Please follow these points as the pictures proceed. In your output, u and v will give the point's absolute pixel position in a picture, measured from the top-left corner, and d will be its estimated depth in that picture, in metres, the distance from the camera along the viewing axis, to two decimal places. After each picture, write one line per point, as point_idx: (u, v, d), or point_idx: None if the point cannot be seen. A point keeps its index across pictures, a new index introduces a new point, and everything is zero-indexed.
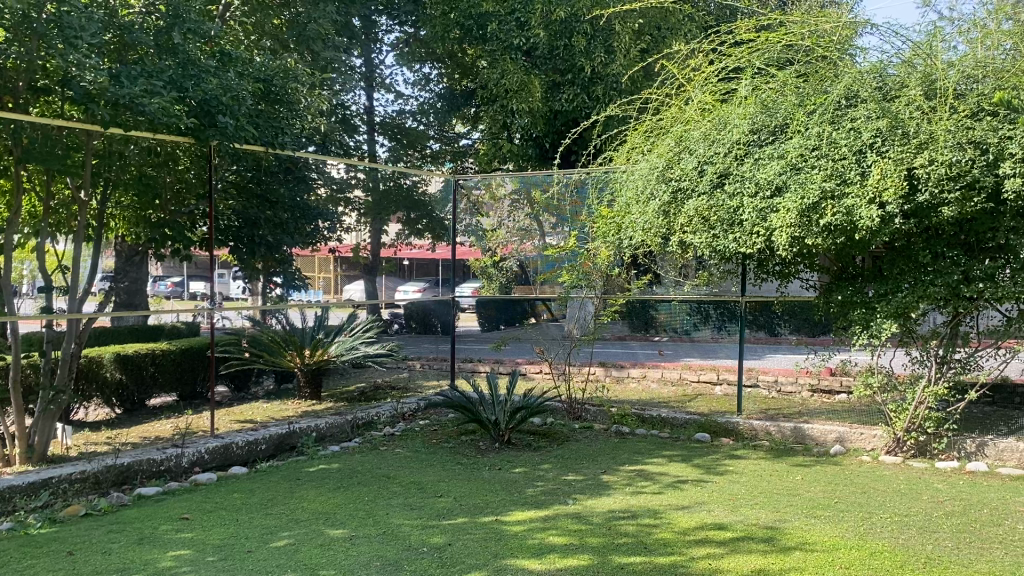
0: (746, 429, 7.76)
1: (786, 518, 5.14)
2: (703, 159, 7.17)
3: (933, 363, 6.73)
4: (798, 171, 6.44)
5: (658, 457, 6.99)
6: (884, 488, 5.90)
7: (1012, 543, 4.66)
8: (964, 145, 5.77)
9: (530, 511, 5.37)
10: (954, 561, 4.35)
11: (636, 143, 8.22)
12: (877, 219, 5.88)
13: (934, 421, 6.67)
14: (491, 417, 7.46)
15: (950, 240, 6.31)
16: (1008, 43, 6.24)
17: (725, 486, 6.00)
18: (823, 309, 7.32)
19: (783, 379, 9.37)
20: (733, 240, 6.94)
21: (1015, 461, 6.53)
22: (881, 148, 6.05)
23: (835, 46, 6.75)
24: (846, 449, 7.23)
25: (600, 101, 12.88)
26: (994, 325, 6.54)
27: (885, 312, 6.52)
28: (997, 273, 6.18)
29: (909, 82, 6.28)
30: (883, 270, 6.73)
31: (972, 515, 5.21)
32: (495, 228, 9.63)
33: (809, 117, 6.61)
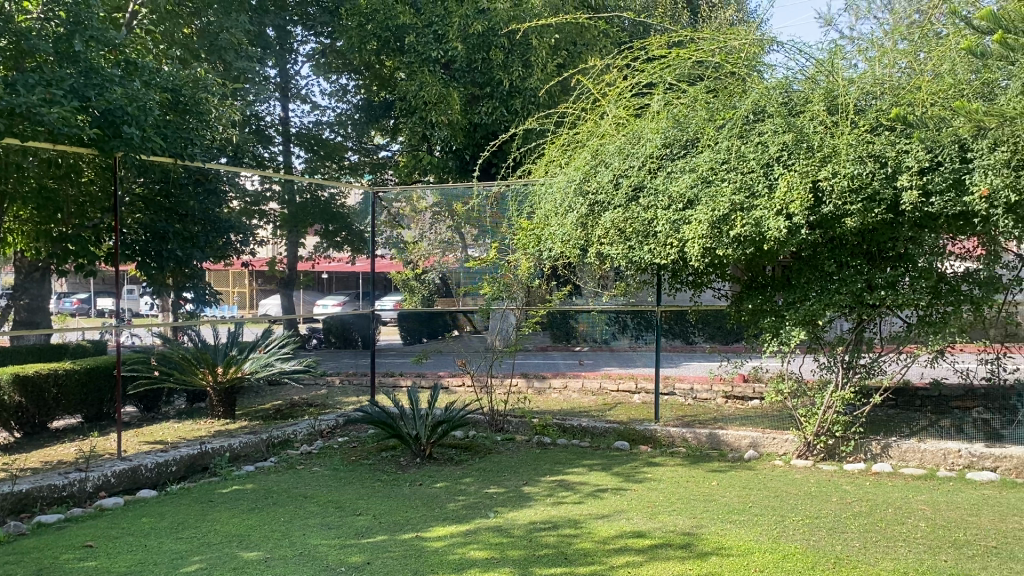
0: (663, 436, 7.86)
1: (702, 524, 5.23)
2: (619, 172, 7.28)
3: (839, 368, 7.03)
4: (709, 184, 6.61)
5: (578, 466, 7.03)
6: (795, 491, 6.07)
7: (914, 540, 4.86)
8: (865, 159, 6.01)
9: (450, 526, 5.33)
10: (862, 560, 4.50)
11: (554, 156, 8.28)
12: (784, 230, 6.09)
13: (842, 424, 6.93)
14: (411, 432, 7.36)
15: (853, 249, 6.56)
16: (903, 62, 6.53)
17: (644, 494, 6.07)
18: (735, 318, 7.53)
19: (698, 387, 9.50)
20: (648, 251, 7.07)
21: (917, 461, 6.82)
22: (787, 161, 6.28)
23: (744, 62, 6.94)
24: (759, 454, 7.40)
25: (518, 114, 12.98)
26: (896, 330, 6.78)
27: (794, 319, 6.78)
28: (897, 282, 6.47)
29: (813, 97, 6.50)
30: (792, 279, 6.95)
31: (878, 514, 5.41)
32: (416, 240, 9.52)
33: (718, 132, 6.81)
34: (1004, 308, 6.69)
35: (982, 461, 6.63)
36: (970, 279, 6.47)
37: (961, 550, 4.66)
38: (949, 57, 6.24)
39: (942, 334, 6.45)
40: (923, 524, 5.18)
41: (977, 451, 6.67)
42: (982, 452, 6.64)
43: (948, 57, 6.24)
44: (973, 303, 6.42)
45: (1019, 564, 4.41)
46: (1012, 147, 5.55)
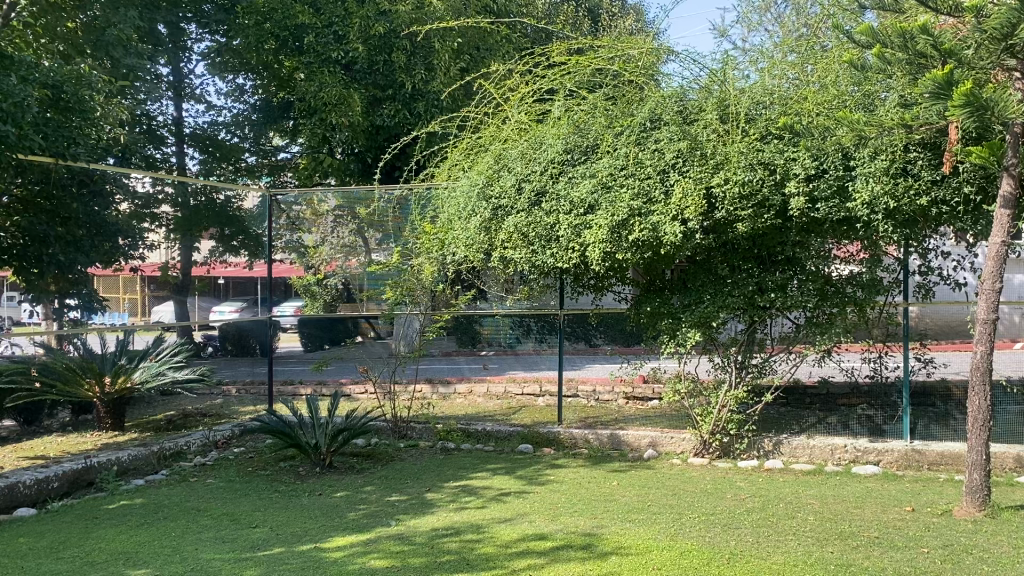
0: (566, 438, 7.93)
1: (603, 524, 5.30)
2: (521, 177, 7.30)
3: (733, 368, 7.21)
4: (608, 190, 6.72)
5: (482, 471, 7.02)
6: (692, 489, 6.22)
7: (804, 533, 5.04)
8: (755, 166, 6.24)
9: (351, 535, 5.23)
10: (755, 554, 4.63)
11: (457, 159, 8.22)
12: (680, 235, 6.26)
13: (735, 422, 7.16)
14: (310, 441, 7.20)
15: (744, 253, 6.80)
16: (792, 73, 6.72)
17: (546, 496, 6.11)
18: (634, 320, 7.65)
19: (600, 389, 9.62)
20: (551, 255, 7.11)
21: (806, 457, 7.10)
22: (682, 168, 6.47)
23: (641, 70, 7.07)
24: (658, 453, 7.56)
25: (421, 117, 12.95)
26: (786, 331, 7.04)
27: (690, 321, 6.95)
28: (787, 284, 6.74)
29: (706, 106, 6.70)
30: (687, 283, 7.16)
31: (770, 509, 5.60)
32: (318, 245, 9.29)
33: (617, 139, 6.97)
34: (887, 309, 6.96)
35: (866, 456, 6.96)
36: (854, 282, 6.77)
37: (846, 541, 4.86)
38: (833, 69, 6.52)
39: (829, 334, 6.71)
40: (812, 518, 5.38)
41: (861, 446, 6.98)
42: (866, 447, 6.96)
43: (833, 69, 6.52)
44: (857, 304, 6.74)
45: (899, 552, 4.63)
46: (891, 155, 5.95)
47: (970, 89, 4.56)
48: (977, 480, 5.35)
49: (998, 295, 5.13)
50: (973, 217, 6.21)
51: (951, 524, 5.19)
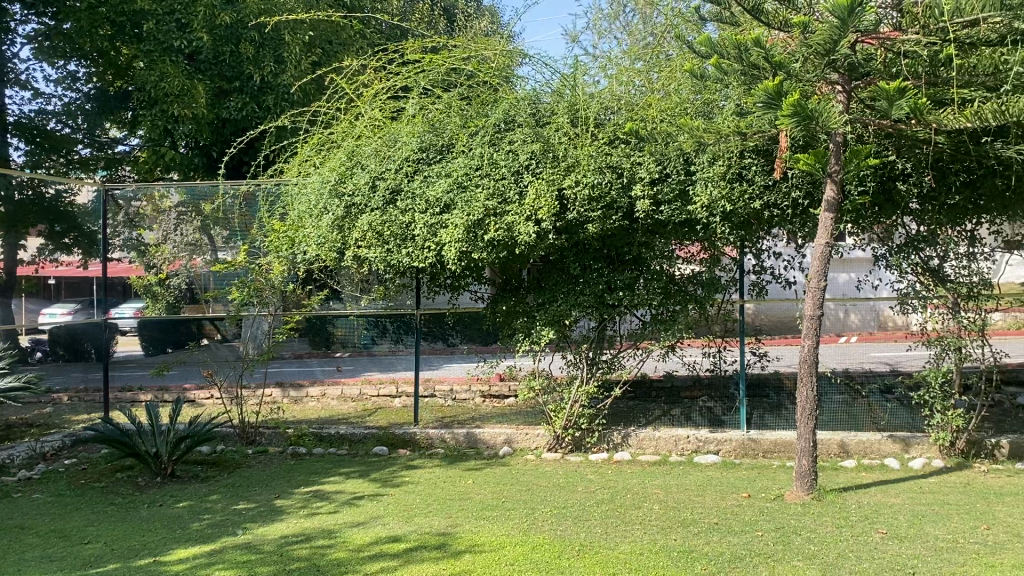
0: (422, 438, 7.88)
1: (457, 523, 5.30)
2: (375, 175, 7.19)
3: (584, 365, 7.39)
4: (463, 189, 6.74)
5: (334, 475, 6.87)
6: (545, 484, 6.34)
7: (649, 522, 5.25)
8: (604, 169, 6.47)
9: (193, 547, 4.99)
10: (604, 545, 4.78)
11: (307, 155, 7.96)
12: (533, 235, 6.38)
13: (586, 417, 7.38)
14: (150, 449, 6.82)
15: (595, 253, 7.06)
16: (638, 80, 6.97)
17: (401, 498, 6.05)
18: (490, 319, 7.72)
19: (457, 388, 9.51)
20: (406, 254, 7.03)
21: (653, 449, 7.36)
22: (535, 169, 6.61)
23: (495, 72, 7.16)
24: (513, 450, 7.64)
25: (271, 111, 12.59)
26: (634, 328, 7.24)
27: (544, 319, 7.16)
28: (634, 283, 7.04)
29: (558, 109, 6.89)
30: (542, 282, 7.34)
31: (618, 500, 5.78)
32: (160, 243, 8.82)
33: (471, 139, 7.03)
34: (724, 307, 7.37)
35: (707, 445, 7.28)
36: (695, 280, 7.11)
37: (689, 528, 5.09)
38: (676, 77, 6.80)
39: (672, 331, 7.01)
40: (657, 507, 5.60)
41: (703, 436, 7.30)
42: (707, 437, 7.29)
43: (675, 77, 6.80)
44: (697, 302, 7.09)
45: (736, 537, 4.89)
46: (728, 161, 6.29)
47: (798, 100, 4.87)
48: (805, 465, 5.74)
49: (823, 292, 5.51)
50: (801, 219, 6.67)
51: (782, 508, 5.54)
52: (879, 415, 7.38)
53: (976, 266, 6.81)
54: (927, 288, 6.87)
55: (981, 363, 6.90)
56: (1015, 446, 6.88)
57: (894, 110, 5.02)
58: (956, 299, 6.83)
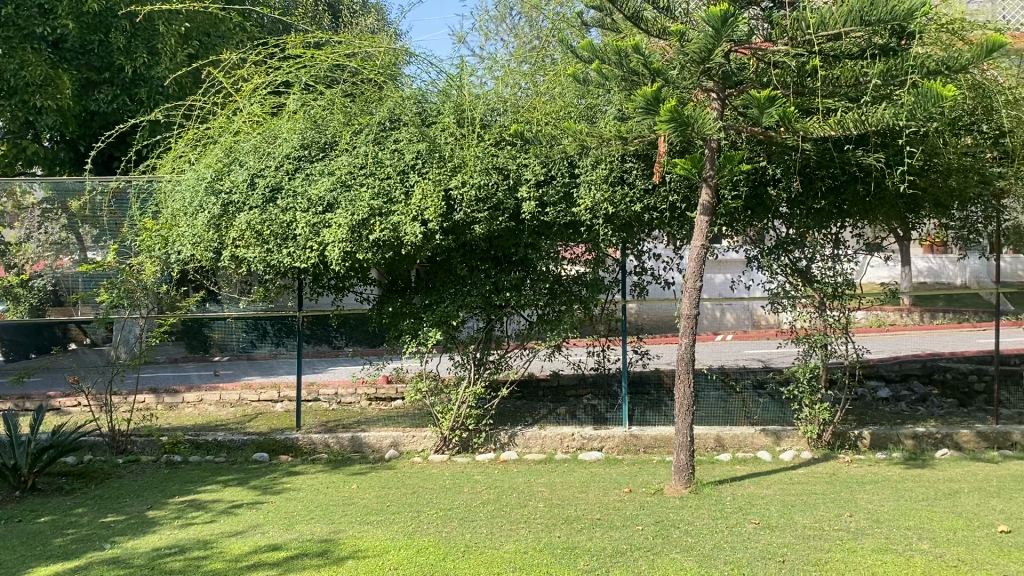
0: (305, 443, 7.69)
1: (340, 528, 5.21)
2: (255, 172, 6.97)
3: (472, 365, 7.40)
4: (347, 188, 6.63)
5: (212, 483, 6.63)
6: (431, 486, 6.30)
7: (534, 520, 5.29)
8: (490, 170, 6.49)
9: (55, 564, 4.71)
10: (489, 545, 4.79)
11: (181, 150, 7.65)
12: (420, 235, 6.34)
13: (474, 417, 7.38)
14: (8, 463, 6.38)
15: (482, 254, 7.08)
16: (524, 83, 7.05)
17: (281, 505, 5.88)
18: (375, 321, 7.60)
19: (343, 392, 9.41)
20: (287, 254, 6.84)
21: (539, 447, 7.43)
22: (422, 170, 6.57)
23: (380, 69, 7.04)
24: (399, 452, 7.55)
25: (144, 105, 12.12)
26: (521, 328, 7.33)
27: (431, 320, 7.10)
28: (520, 284, 7.10)
29: (444, 109, 6.87)
30: (428, 283, 7.31)
31: (503, 500, 5.81)
32: (22, 241, 8.37)
33: (355, 137, 6.92)
34: (607, 307, 7.43)
35: (591, 442, 7.41)
36: (580, 281, 7.21)
37: (572, 525, 5.17)
38: (560, 81, 6.90)
39: (558, 331, 7.15)
40: (542, 505, 5.66)
41: (587, 434, 7.42)
42: (591, 434, 7.42)
43: (560, 80, 6.91)
44: (581, 302, 7.21)
45: (618, 532, 5.00)
46: (610, 165, 6.45)
47: (675, 106, 5.01)
48: (684, 460, 5.93)
49: (700, 292, 5.70)
50: (679, 222, 6.91)
51: (662, 502, 5.70)
52: (752, 411, 7.70)
53: (840, 267, 7.17)
54: (796, 288, 7.23)
55: (844, 359, 7.28)
56: (875, 437, 7.31)
57: (765, 117, 5.22)
58: (823, 298, 7.21)
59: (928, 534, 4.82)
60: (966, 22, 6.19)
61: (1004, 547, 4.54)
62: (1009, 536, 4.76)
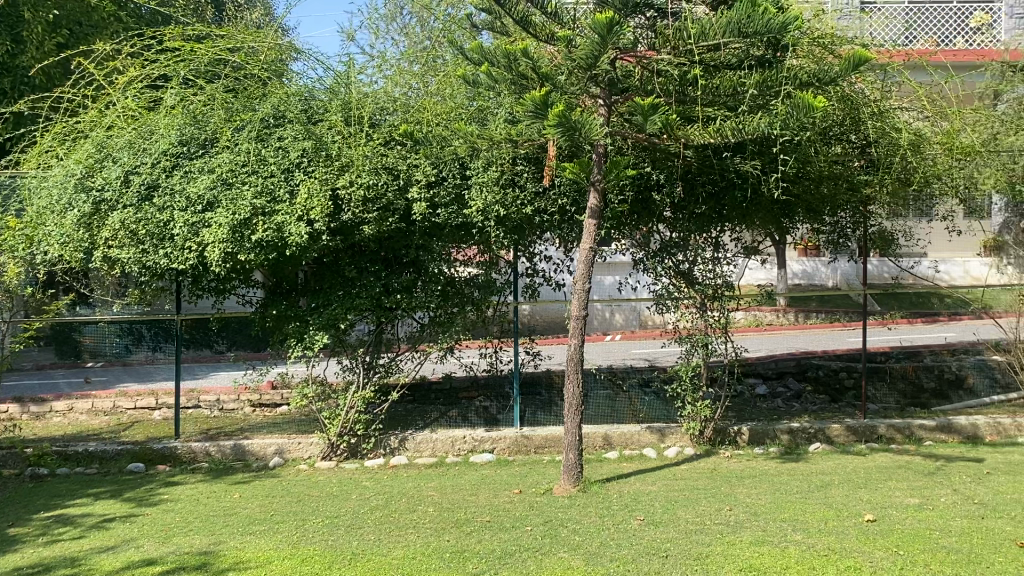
0: (184, 453, 7.39)
1: (221, 540, 5.02)
2: (129, 168, 6.66)
3: (361, 369, 7.26)
4: (229, 187, 6.41)
5: (81, 497, 6.28)
6: (317, 494, 6.16)
7: (423, 525, 5.25)
8: (379, 170, 6.39)
9: None
10: (376, 552, 4.72)
11: (48, 144, 7.22)
12: (305, 236, 6.19)
13: (362, 423, 7.24)
14: None
15: (371, 256, 6.98)
16: (414, 83, 7.00)
17: (157, 518, 5.62)
18: (259, 324, 7.35)
19: (224, 397, 9.00)
20: (164, 255, 6.57)
21: (430, 451, 7.34)
22: (307, 168, 6.42)
23: (264, 65, 6.92)
24: (285, 460, 7.34)
25: (7, 96, 11.44)
26: (412, 331, 7.25)
27: (317, 324, 6.94)
28: (410, 287, 7.03)
29: (331, 107, 6.72)
30: (315, 285, 7.16)
31: (392, 506, 5.73)
32: None
33: (237, 133, 6.69)
34: (500, 308, 7.34)
35: (482, 444, 7.36)
36: (471, 283, 7.21)
37: (461, 528, 5.15)
38: (451, 82, 6.88)
39: (449, 333, 7.12)
40: (431, 509, 5.62)
41: (478, 436, 7.38)
42: (482, 436, 7.37)
43: (450, 82, 6.88)
44: (473, 304, 7.22)
45: (507, 534, 5.01)
46: (501, 167, 6.47)
47: (562, 110, 5.06)
48: (572, 459, 6.00)
49: (588, 294, 5.78)
50: (569, 226, 7.02)
51: (551, 502, 5.75)
52: (638, 408, 7.90)
53: (720, 269, 7.41)
54: (679, 289, 7.40)
55: (724, 357, 7.54)
56: (754, 433, 7.61)
57: (649, 124, 5.35)
58: (704, 299, 7.42)
59: (801, 525, 5.05)
60: (837, 37, 6.51)
61: (870, 534, 4.80)
62: (873, 524, 5.03)
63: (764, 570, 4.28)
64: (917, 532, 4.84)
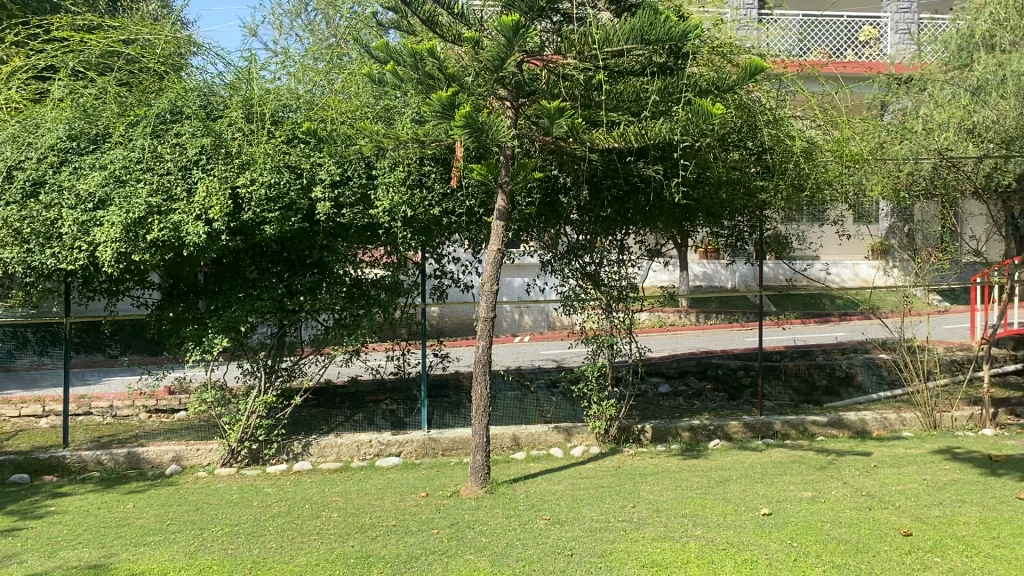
0: (73, 462, 7.05)
1: (112, 553, 4.81)
2: (12, 164, 6.33)
3: (262, 373, 7.09)
4: (122, 184, 6.16)
5: None
6: (217, 502, 5.97)
7: (327, 531, 5.16)
8: (281, 169, 6.24)
9: None
10: (277, 559, 4.61)
11: None
12: (203, 236, 6.00)
13: (264, 428, 7.06)
14: None
15: (273, 256, 6.82)
16: (319, 81, 6.89)
17: (43, 531, 5.34)
18: (155, 327, 7.09)
19: (119, 404, 8.66)
20: (51, 255, 6.27)
21: (334, 456, 7.21)
22: (206, 166, 6.22)
23: (160, 57, 6.75)
24: (182, 467, 7.09)
25: None
26: (316, 333, 7.11)
27: (217, 327, 6.75)
28: (315, 288, 6.91)
29: (231, 103, 6.53)
30: (215, 287, 6.96)
31: (295, 512, 5.60)
32: None
33: (131, 129, 6.44)
34: (407, 310, 7.27)
35: (388, 448, 7.28)
36: (378, 284, 7.11)
37: (367, 533, 5.07)
38: (356, 80, 6.79)
39: (355, 335, 6.98)
40: (336, 515, 5.53)
41: (385, 439, 7.30)
42: (389, 440, 7.29)
43: (355, 80, 6.79)
44: (381, 306, 7.10)
45: (413, 537, 4.97)
46: (407, 167, 6.41)
47: (469, 111, 5.06)
48: (480, 460, 5.99)
49: (495, 296, 5.79)
50: (477, 227, 7.03)
51: (457, 504, 5.74)
52: (545, 408, 7.97)
53: (625, 271, 7.55)
54: (585, 290, 7.47)
55: (629, 358, 7.68)
56: (656, 430, 7.78)
57: (555, 127, 5.40)
58: (609, 300, 7.53)
59: (701, 520, 5.18)
60: (736, 47, 6.71)
61: (766, 528, 4.97)
62: (769, 518, 5.21)
63: (666, 565, 4.37)
64: (810, 524, 5.04)
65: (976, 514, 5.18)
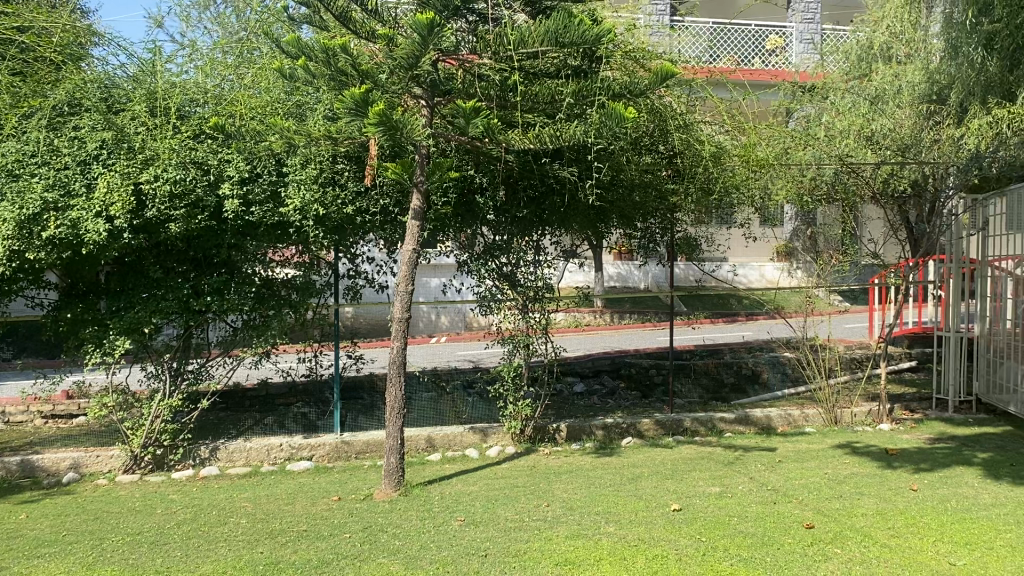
0: None
1: (2, 566, 4.57)
2: None
3: (167, 376, 6.87)
4: (15, 179, 5.89)
5: None
6: (117, 510, 5.73)
7: (234, 538, 5.02)
8: (187, 165, 6.03)
9: None
10: (183, 569, 4.46)
11: None
12: (103, 233, 5.75)
13: (169, 433, 6.82)
14: None
15: (179, 255, 6.61)
16: (229, 75, 6.72)
17: None
18: (51, 329, 6.79)
19: (11, 409, 8.28)
20: None
21: (243, 461, 7.02)
22: (106, 161, 5.96)
23: (56, 48, 6.61)
24: (80, 475, 6.78)
25: None
26: (224, 334, 6.92)
27: (118, 328, 6.48)
28: (223, 288, 6.71)
29: (134, 96, 6.30)
30: (117, 287, 6.70)
31: (202, 519, 5.44)
32: None
33: (25, 121, 6.17)
34: (319, 312, 7.13)
35: (300, 452, 7.11)
36: (289, 284, 6.95)
37: (276, 539, 4.96)
38: (267, 75, 6.64)
39: (264, 337, 6.77)
40: (244, 521, 5.38)
41: (295, 443, 7.12)
42: (300, 443, 7.13)
43: (265, 75, 6.64)
44: (292, 306, 6.92)
45: (325, 542, 4.88)
46: (320, 165, 6.30)
47: (383, 110, 4.98)
48: (394, 463, 5.93)
49: (411, 296, 5.73)
50: (392, 227, 6.94)
51: (371, 507, 5.67)
52: (461, 409, 7.95)
53: (541, 272, 7.59)
54: (501, 291, 7.49)
55: (544, 357, 7.73)
56: (571, 429, 7.85)
57: (470, 127, 5.38)
58: (525, 300, 7.56)
59: (613, 517, 5.25)
60: (647, 52, 6.81)
61: (676, 523, 5.07)
62: (679, 513, 5.32)
63: (579, 563, 4.41)
64: (718, 519, 5.16)
65: (873, 505, 5.41)
